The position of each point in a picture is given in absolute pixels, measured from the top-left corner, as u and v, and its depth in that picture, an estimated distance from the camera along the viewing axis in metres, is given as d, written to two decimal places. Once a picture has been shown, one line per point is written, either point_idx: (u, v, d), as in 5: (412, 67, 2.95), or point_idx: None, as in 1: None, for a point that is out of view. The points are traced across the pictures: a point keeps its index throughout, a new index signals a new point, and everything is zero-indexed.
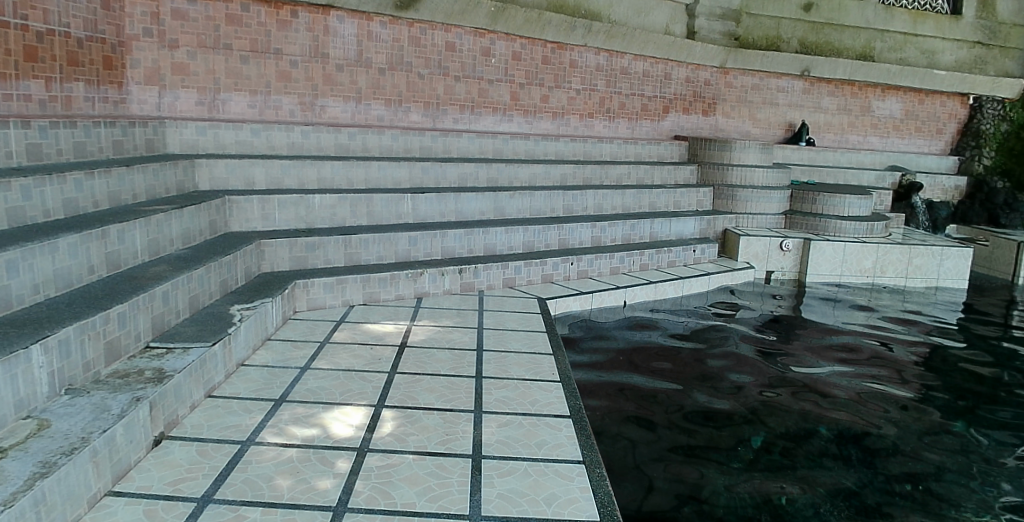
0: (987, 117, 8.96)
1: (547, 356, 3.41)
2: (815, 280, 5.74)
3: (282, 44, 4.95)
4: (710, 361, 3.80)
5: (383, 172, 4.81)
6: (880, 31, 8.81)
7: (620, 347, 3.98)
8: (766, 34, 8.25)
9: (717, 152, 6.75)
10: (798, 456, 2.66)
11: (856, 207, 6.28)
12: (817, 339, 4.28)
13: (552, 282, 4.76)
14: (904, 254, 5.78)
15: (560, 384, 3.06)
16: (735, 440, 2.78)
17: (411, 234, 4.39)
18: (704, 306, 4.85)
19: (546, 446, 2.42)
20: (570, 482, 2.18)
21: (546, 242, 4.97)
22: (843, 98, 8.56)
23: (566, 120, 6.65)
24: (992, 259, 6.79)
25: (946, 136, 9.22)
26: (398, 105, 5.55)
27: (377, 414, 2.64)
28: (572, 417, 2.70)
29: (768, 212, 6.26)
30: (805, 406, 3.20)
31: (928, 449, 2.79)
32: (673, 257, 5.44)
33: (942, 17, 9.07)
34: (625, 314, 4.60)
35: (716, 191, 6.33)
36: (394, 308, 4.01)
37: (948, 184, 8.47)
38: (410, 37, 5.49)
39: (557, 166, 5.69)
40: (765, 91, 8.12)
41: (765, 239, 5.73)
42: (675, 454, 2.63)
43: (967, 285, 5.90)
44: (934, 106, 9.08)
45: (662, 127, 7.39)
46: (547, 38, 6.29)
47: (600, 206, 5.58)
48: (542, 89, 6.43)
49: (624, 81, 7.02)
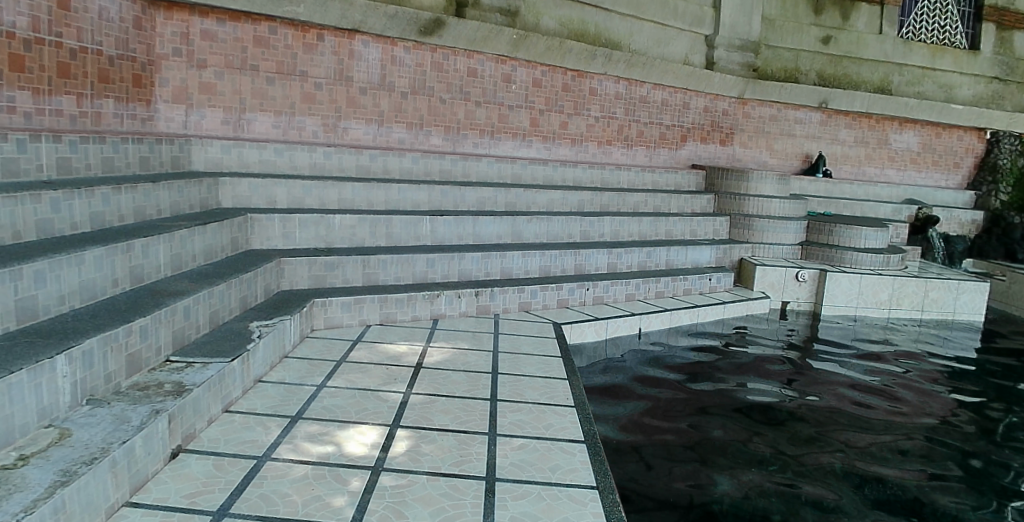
0: (1005, 152, 8.86)
1: (561, 381, 3.42)
2: (830, 311, 5.67)
3: (307, 66, 5.05)
4: (726, 391, 3.76)
5: (403, 194, 4.85)
6: (897, 64, 8.85)
7: (632, 373, 3.98)
8: (784, 66, 8.34)
9: (733, 182, 6.76)
10: (815, 489, 2.62)
11: (873, 239, 6.24)
12: (833, 373, 4.21)
13: (567, 307, 4.74)
14: (920, 287, 5.72)
15: (574, 409, 3.06)
16: (751, 470, 2.76)
17: (429, 255, 4.44)
18: (719, 335, 4.81)
19: (560, 470, 2.42)
20: (583, 507, 2.17)
21: (562, 267, 4.96)
22: (860, 130, 8.56)
23: (584, 146, 6.70)
24: (1009, 294, 6.71)
25: (962, 170, 9.18)
26: (418, 128, 5.63)
27: (392, 434, 2.66)
28: (586, 442, 2.70)
29: (783, 241, 6.24)
30: (821, 438, 3.17)
31: (950, 485, 2.75)
32: (688, 285, 5.41)
33: (961, 52, 9.09)
34: (640, 342, 4.57)
35: (732, 220, 6.32)
36: (410, 329, 4.06)
37: (965, 218, 8.40)
38: (433, 63, 5.59)
39: (574, 192, 5.71)
40: (782, 122, 8.14)
41: (781, 269, 5.70)
42: (690, 482, 2.61)
43: (985, 320, 5.82)
44: (950, 140, 9.06)
45: (679, 155, 7.43)
46: (567, 66, 6.37)
47: (617, 232, 5.58)
48: (561, 116, 6.50)
49: (643, 110, 7.09)
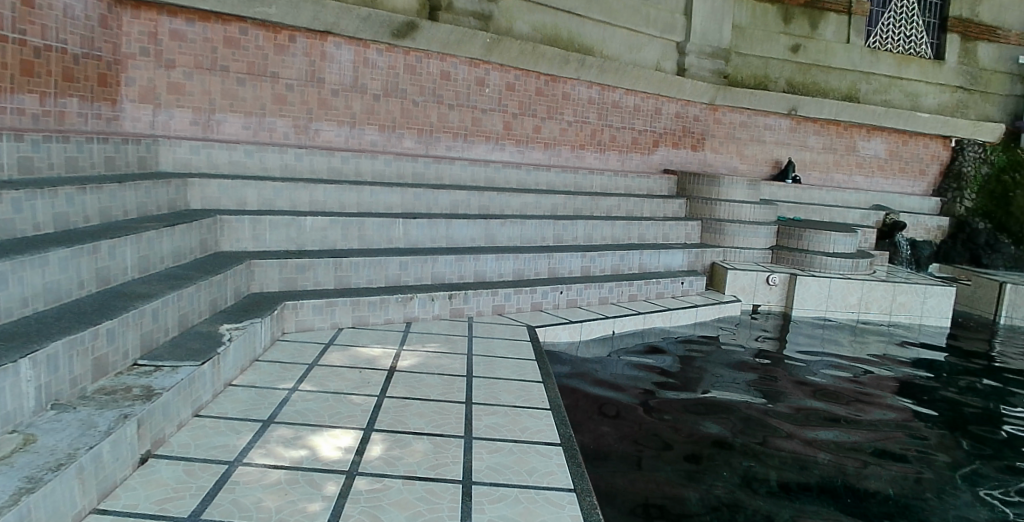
0: (970, 159, 9.10)
1: (536, 384, 3.43)
2: (800, 315, 5.75)
3: (279, 68, 5.01)
4: (700, 394, 3.80)
5: (375, 196, 4.83)
6: (864, 73, 9.01)
7: (607, 376, 4.01)
8: (754, 73, 8.45)
9: (705, 187, 6.83)
10: (786, 490, 2.65)
11: (842, 244, 6.33)
12: (804, 376, 4.26)
13: (540, 310, 4.75)
14: (888, 291, 5.82)
15: (550, 411, 3.08)
16: (726, 471, 2.78)
17: (402, 258, 4.42)
18: (690, 338, 4.85)
19: (537, 473, 2.42)
20: (560, 510, 2.17)
21: (536, 271, 4.96)
22: (829, 137, 8.71)
23: (557, 150, 6.72)
24: (974, 298, 6.83)
25: (928, 177, 9.37)
26: (391, 131, 5.60)
27: (366, 437, 2.63)
28: (562, 445, 2.71)
29: (755, 246, 6.30)
30: (792, 439, 3.21)
31: (918, 485, 2.80)
32: (661, 288, 5.44)
33: (926, 62, 9.31)
34: (613, 345, 4.59)
35: (704, 225, 6.38)
36: (383, 332, 4.03)
37: (932, 223, 8.57)
38: (406, 65, 5.57)
39: (548, 196, 5.73)
40: (753, 128, 8.25)
41: (752, 272, 5.77)
42: (666, 483, 2.63)
43: (951, 325, 5.93)
44: (916, 147, 9.22)
45: (652, 160, 7.49)
46: (540, 70, 6.39)
47: (590, 236, 5.61)
48: (534, 120, 6.51)
49: (615, 116, 7.13)
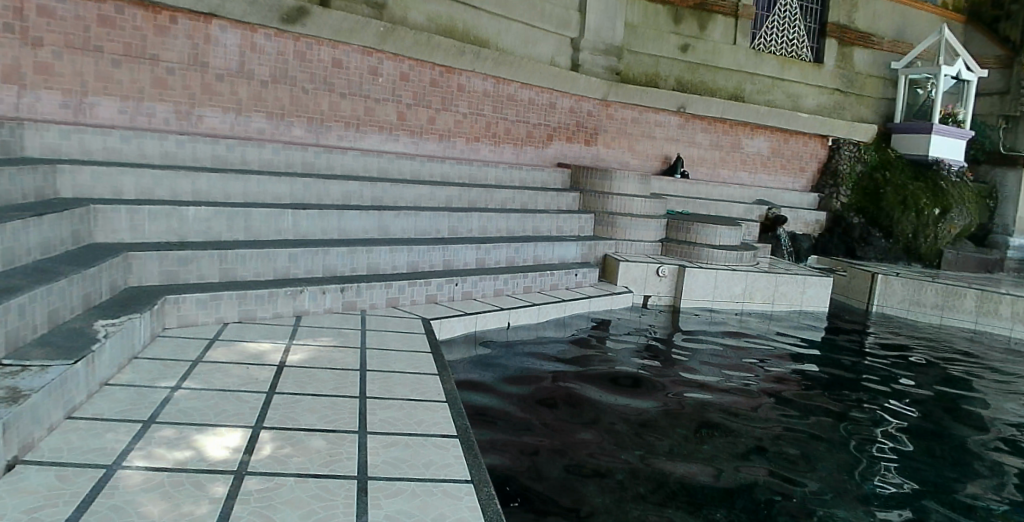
0: (845, 158, 9.76)
1: (432, 376, 3.45)
2: (688, 305, 5.98)
3: (159, 50, 4.75)
4: (595, 383, 3.91)
5: (262, 186, 4.68)
6: (749, 74, 9.46)
7: (506, 367, 4.07)
8: (644, 72, 8.71)
9: (598, 181, 6.98)
10: (676, 471, 2.78)
11: (727, 237, 6.64)
12: (691, 363, 4.46)
13: (435, 302, 4.74)
14: (770, 282, 6.16)
15: (446, 404, 3.10)
16: (624, 457, 2.87)
17: (292, 250, 4.30)
18: (585, 328, 4.98)
19: (434, 466, 2.43)
20: (458, 502, 2.18)
21: (431, 263, 4.94)
22: (715, 134, 9.08)
23: (451, 142, 6.70)
24: (848, 287, 7.36)
25: (807, 174, 9.92)
26: (279, 119, 5.43)
27: (256, 435, 2.55)
28: (459, 437, 2.73)
29: (645, 239, 6.52)
30: (681, 424, 3.37)
31: (794, 460, 2.99)
32: (555, 280, 5.54)
33: (806, 65, 9.89)
34: (509, 336, 4.63)
35: (597, 218, 6.53)
36: (271, 326, 3.91)
37: (810, 219, 9.17)
38: (295, 51, 5.41)
39: (442, 188, 5.72)
40: (643, 124, 8.46)
41: (643, 265, 5.92)
42: (565, 470, 2.69)
43: (827, 312, 6.40)
44: (797, 146, 9.76)
45: (546, 154, 7.62)
46: (436, 61, 6.35)
47: (485, 228, 5.64)
48: (428, 111, 6.46)
49: (511, 109, 7.18)
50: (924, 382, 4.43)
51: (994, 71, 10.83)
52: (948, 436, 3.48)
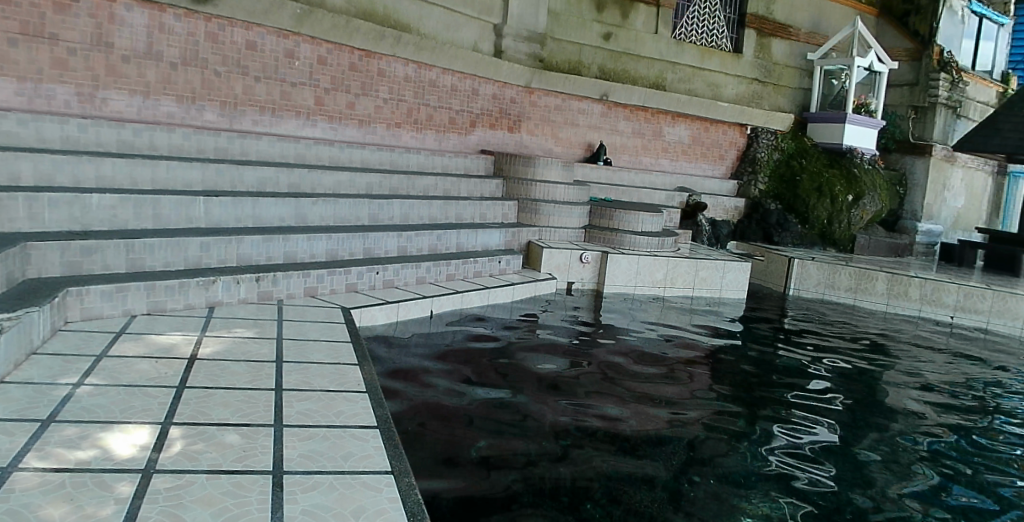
0: (763, 145, 10.18)
1: (352, 366, 3.40)
2: (611, 290, 6.09)
3: (59, 29, 4.48)
4: (519, 367, 3.91)
5: (172, 172, 4.50)
6: (671, 63, 9.66)
7: (430, 354, 4.02)
8: (568, 59, 8.76)
9: (521, 168, 7.01)
10: (600, 450, 2.78)
11: (647, 223, 6.80)
12: (614, 346, 4.51)
13: (356, 291, 4.66)
14: (691, 267, 6.34)
15: (366, 394, 3.05)
16: (553, 439, 2.85)
17: (204, 239, 4.16)
18: (509, 315, 5.00)
19: (353, 458, 2.35)
20: (378, 494, 2.11)
21: (351, 251, 4.87)
22: (637, 122, 9.30)
23: (373, 128, 6.59)
24: (767, 271, 7.66)
25: (726, 161, 10.27)
26: (191, 103, 5.23)
27: (164, 432, 2.42)
28: (379, 427, 2.67)
29: (569, 226, 6.60)
30: (605, 404, 3.39)
31: (714, 437, 3.06)
32: (478, 267, 5.55)
33: (726, 55, 10.15)
34: (432, 324, 4.61)
35: (520, 205, 6.54)
36: (182, 319, 3.76)
37: (730, 205, 9.55)
38: (206, 33, 5.23)
39: (362, 175, 5.62)
40: (566, 112, 8.60)
41: (566, 251, 5.99)
42: (493, 454, 2.65)
43: (746, 296, 6.61)
44: (716, 134, 10.08)
45: (468, 141, 7.60)
46: (354, 45, 6.23)
47: (407, 216, 5.58)
48: (348, 96, 6.33)
49: (432, 94, 7.12)
50: (838, 357, 4.66)
51: (903, 63, 11.15)
52: (858, 413, 3.64)
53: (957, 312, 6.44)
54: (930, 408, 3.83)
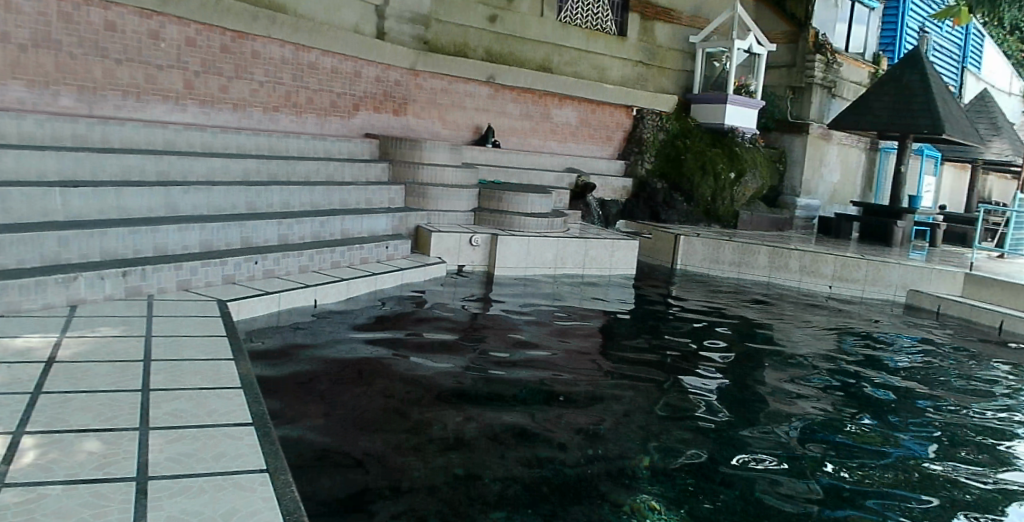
0: (649, 124, 10.47)
1: (226, 362, 3.07)
2: (502, 272, 6.09)
3: None
4: (409, 358, 3.72)
5: (25, 161, 4.11)
6: (557, 46, 9.78)
7: (315, 347, 3.79)
8: (454, 41, 8.63)
9: (408, 151, 6.80)
10: (495, 442, 2.62)
11: (538, 204, 6.81)
12: (505, 331, 4.40)
13: (233, 283, 4.45)
14: (581, 247, 6.43)
15: (243, 389, 2.71)
16: (450, 433, 2.67)
17: (63, 232, 3.78)
18: (397, 299, 4.91)
19: (227, 458, 2.03)
20: (252, 494, 1.82)
21: (227, 241, 4.64)
22: (525, 105, 9.34)
23: (249, 112, 6.35)
24: (654, 249, 7.73)
25: (613, 142, 10.52)
26: (43, 88, 4.84)
27: (13, 443, 2.01)
28: (255, 423, 2.35)
29: (458, 210, 6.55)
30: (498, 393, 3.25)
31: (606, 420, 2.99)
32: (365, 254, 5.42)
33: (611, 38, 10.40)
34: (316, 313, 4.43)
35: (408, 189, 6.48)
36: (37, 319, 3.32)
37: (618, 185, 9.68)
38: (59, 13, 4.88)
39: (237, 161, 5.37)
40: (453, 94, 8.49)
41: (454, 234, 5.94)
42: (389, 453, 2.42)
43: (634, 273, 6.81)
44: (602, 116, 10.30)
45: (352, 124, 7.39)
46: (226, 26, 5.99)
47: (287, 202, 5.39)
48: (220, 79, 6.08)
49: (311, 78, 6.89)
50: (728, 332, 4.74)
51: (781, 46, 11.71)
52: (740, 383, 3.72)
53: (835, 281, 6.75)
54: (813, 376, 3.95)
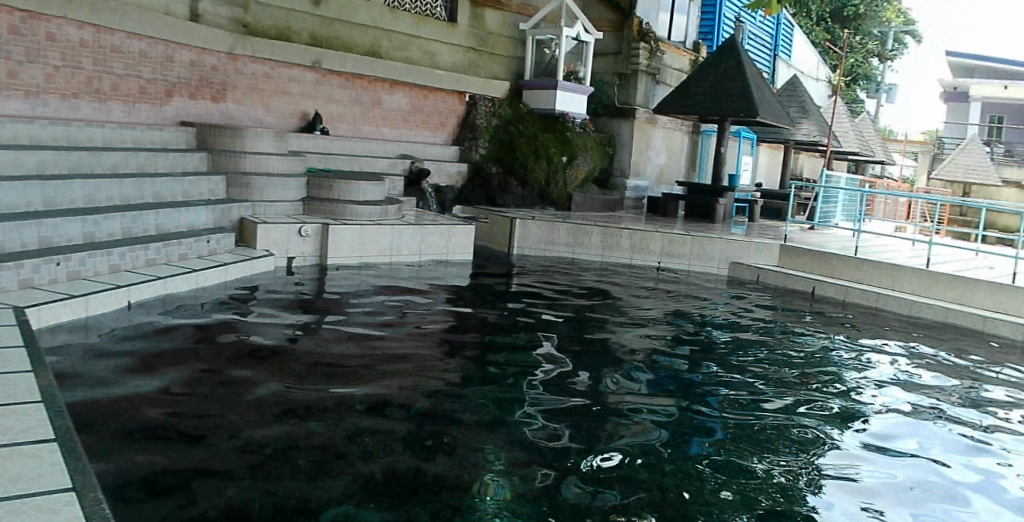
0: (482, 111, 9.52)
1: (21, 374, 2.31)
2: (335, 263, 5.68)
3: None
4: (242, 350, 3.23)
5: None
6: (384, 30, 8.66)
7: (129, 345, 3.17)
8: (276, 25, 7.49)
9: (227, 139, 6.04)
10: (356, 429, 2.27)
11: (370, 192, 6.33)
12: (332, 321, 3.95)
13: (32, 288, 3.60)
14: (416, 234, 6.18)
15: (42, 403, 2.04)
16: (302, 424, 2.27)
17: None
18: (224, 295, 4.36)
19: (23, 480, 1.49)
20: (57, 516, 1.33)
21: (19, 243, 3.75)
22: (355, 90, 8.20)
23: (44, 101, 5.20)
24: (491, 233, 7.05)
25: (447, 129, 9.46)
26: None
27: None
28: (59, 438, 1.77)
29: (285, 199, 5.99)
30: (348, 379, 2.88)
31: (462, 396, 2.77)
32: (184, 249, 4.79)
33: (441, 23, 9.36)
34: (134, 315, 3.74)
35: (230, 179, 5.81)
36: None
37: (452, 170, 8.86)
38: None
39: (30, 151, 4.42)
40: (276, 80, 7.37)
41: (282, 225, 5.42)
42: (223, 458, 1.92)
43: (471, 257, 6.67)
44: (434, 101, 9.21)
45: (165, 113, 6.25)
46: (11, 4, 4.87)
47: (92, 197, 4.56)
48: (8, 63, 4.94)
49: (118, 62, 5.78)
50: (564, 312, 4.60)
51: (606, 33, 10.62)
52: (584, 356, 3.65)
53: (664, 258, 6.70)
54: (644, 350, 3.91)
